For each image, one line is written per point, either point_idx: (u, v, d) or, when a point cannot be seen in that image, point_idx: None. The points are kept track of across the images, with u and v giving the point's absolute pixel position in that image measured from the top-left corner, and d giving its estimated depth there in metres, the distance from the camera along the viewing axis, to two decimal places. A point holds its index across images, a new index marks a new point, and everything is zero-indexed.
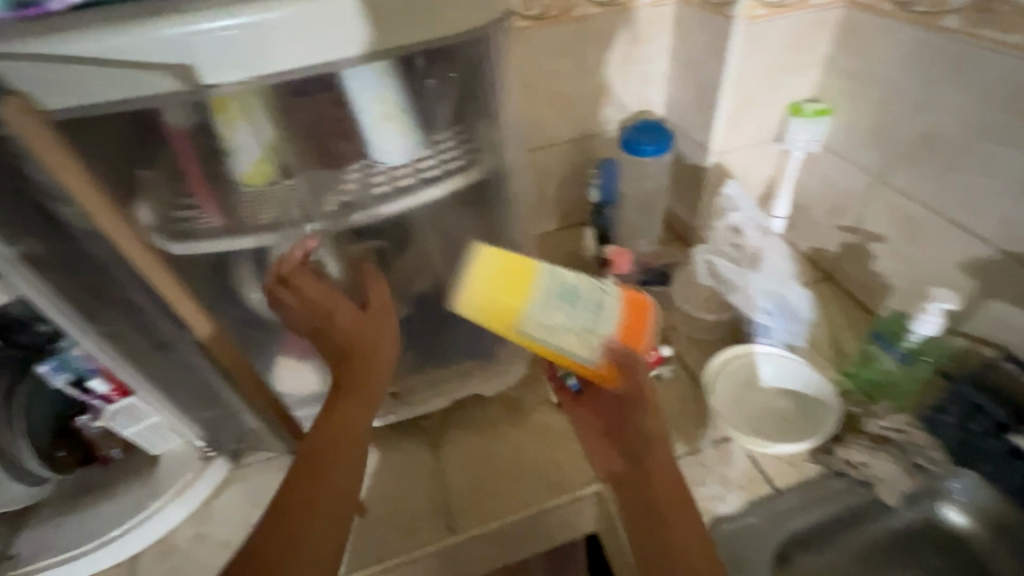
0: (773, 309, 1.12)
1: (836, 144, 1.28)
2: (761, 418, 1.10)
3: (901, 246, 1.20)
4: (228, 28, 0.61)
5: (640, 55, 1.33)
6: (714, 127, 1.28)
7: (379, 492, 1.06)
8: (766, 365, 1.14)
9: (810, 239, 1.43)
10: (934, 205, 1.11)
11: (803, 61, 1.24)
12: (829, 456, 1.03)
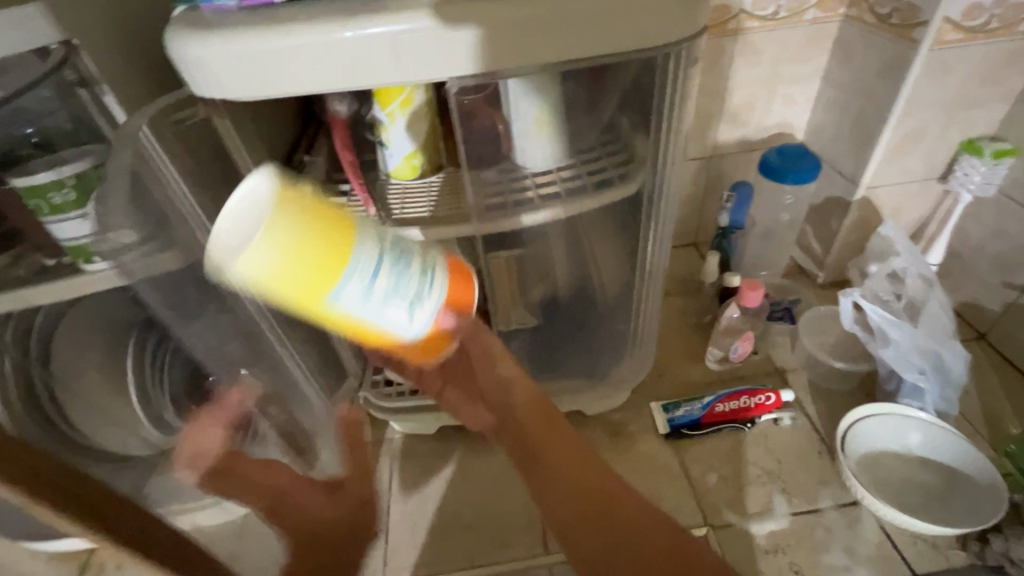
0: (927, 370, 1.01)
1: (1017, 191, 1.12)
2: (902, 490, 0.98)
3: None
4: (432, 26, 0.59)
5: (792, 74, 1.23)
6: (871, 159, 1.16)
7: (472, 495, 1.05)
8: (913, 432, 1.02)
9: (964, 290, 1.28)
10: None
11: (990, 94, 1.09)
12: (984, 547, 0.89)
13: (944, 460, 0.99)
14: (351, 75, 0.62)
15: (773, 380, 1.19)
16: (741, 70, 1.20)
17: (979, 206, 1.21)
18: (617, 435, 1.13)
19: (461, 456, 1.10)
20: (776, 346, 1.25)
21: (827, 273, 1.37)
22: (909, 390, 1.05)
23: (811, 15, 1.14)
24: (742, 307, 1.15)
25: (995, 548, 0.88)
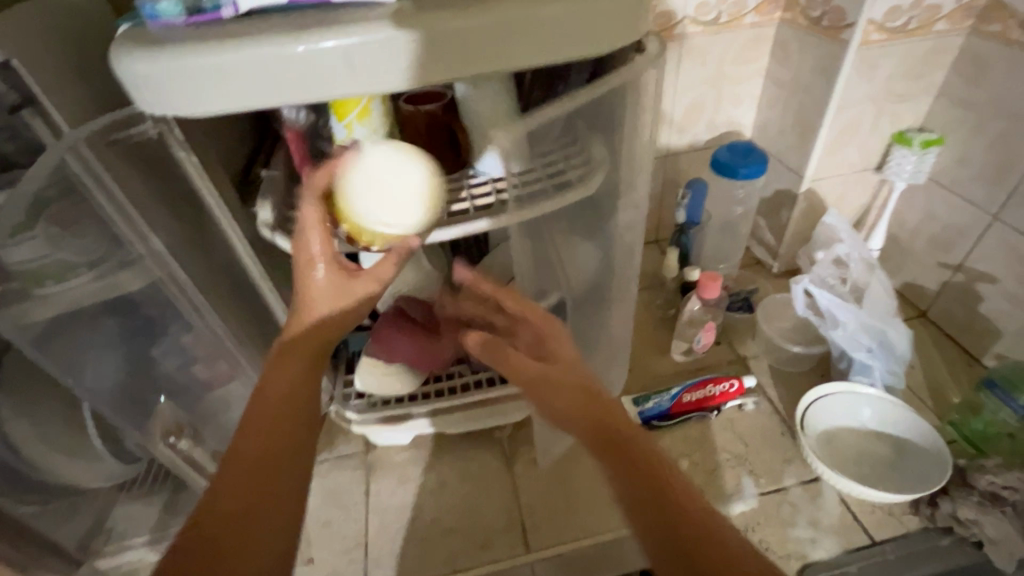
0: (875, 347, 1.08)
1: (945, 177, 1.21)
2: (858, 462, 1.04)
3: (1018, 291, 1.11)
4: (371, 39, 0.60)
5: (736, 75, 1.29)
6: (812, 152, 1.23)
7: (453, 500, 1.05)
8: (865, 407, 1.08)
9: (905, 273, 1.36)
10: None
11: (915, 88, 1.18)
12: (933, 509, 0.96)
13: (895, 431, 1.06)
14: (297, 90, 0.62)
15: (736, 367, 1.23)
16: (689, 73, 1.26)
17: (912, 192, 1.29)
18: None
19: (439, 463, 1.11)
20: (737, 335, 1.30)
21: (781, 262, 1.43)
22: (860, 367, 1.12)
23: (750, 19, 1.21)
24: (702, 299, 1.19)
25: (945, 509, 0.94)
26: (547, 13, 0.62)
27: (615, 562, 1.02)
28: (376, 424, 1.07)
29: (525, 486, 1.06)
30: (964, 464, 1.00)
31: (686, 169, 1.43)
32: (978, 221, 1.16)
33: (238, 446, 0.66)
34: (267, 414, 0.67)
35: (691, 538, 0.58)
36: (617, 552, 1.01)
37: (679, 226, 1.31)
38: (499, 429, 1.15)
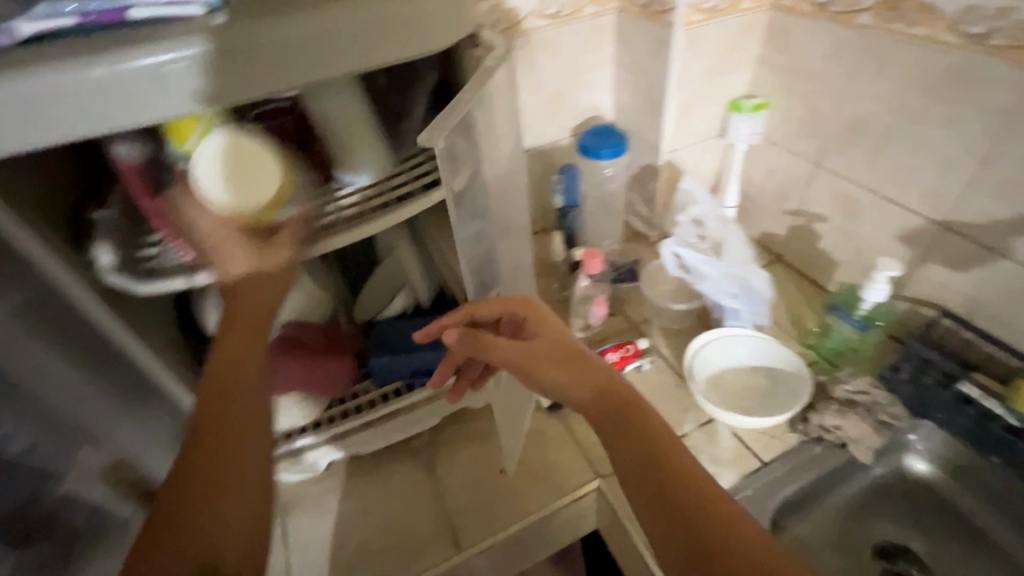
0: (740, 293, 1.19)
1: (774, 135, 1.38)
2: (742, 396, 1.15)
3: (844, 224, 1.29)
4: (175, 61, 0.57)
5: (587, 64, 1.38)
6: (664, 127, 1.35)
7: (379, 520, 1.02)
8: (739, 346, 1.21)
9: (759, 224, 1.53)
10: (868, 184, 1.20)
11: (737, 61, 1.33)
12: (806, 424, 1.09)
13: (771, 363, 1.19)
14: (96, 121, 0.57)
15: (632, 332, 1.32)
16: (544, 66, 1.32)
17: (752, 152, 1.46)
18: None
19: (360, 486, 1.08)
20: (629, 303, 1.39)
21: (657, 230, 1.55)
22: (731, 312, 1.24)
23: (589, 10, 1.29)
24: (590, 275, 1.26)
25: (818, 422, 1.08)
26: (366, 18, 0.63)
27: (547, 539, 1.05)
28: (291, 454, 1.01)
29: (450, 487, 1.07)
30: (825, 380, 1.17)
31: (559, 157, 1.50)
32: (805, 170, 1.33)
33: (186, 461, 0.73)
34: (210, 433, 0.75)
35: (673, 481, 0.69)
36: (548, 528, 1.04)
37: (560, 211, 1.38)
38: (416, 438, 1.14)
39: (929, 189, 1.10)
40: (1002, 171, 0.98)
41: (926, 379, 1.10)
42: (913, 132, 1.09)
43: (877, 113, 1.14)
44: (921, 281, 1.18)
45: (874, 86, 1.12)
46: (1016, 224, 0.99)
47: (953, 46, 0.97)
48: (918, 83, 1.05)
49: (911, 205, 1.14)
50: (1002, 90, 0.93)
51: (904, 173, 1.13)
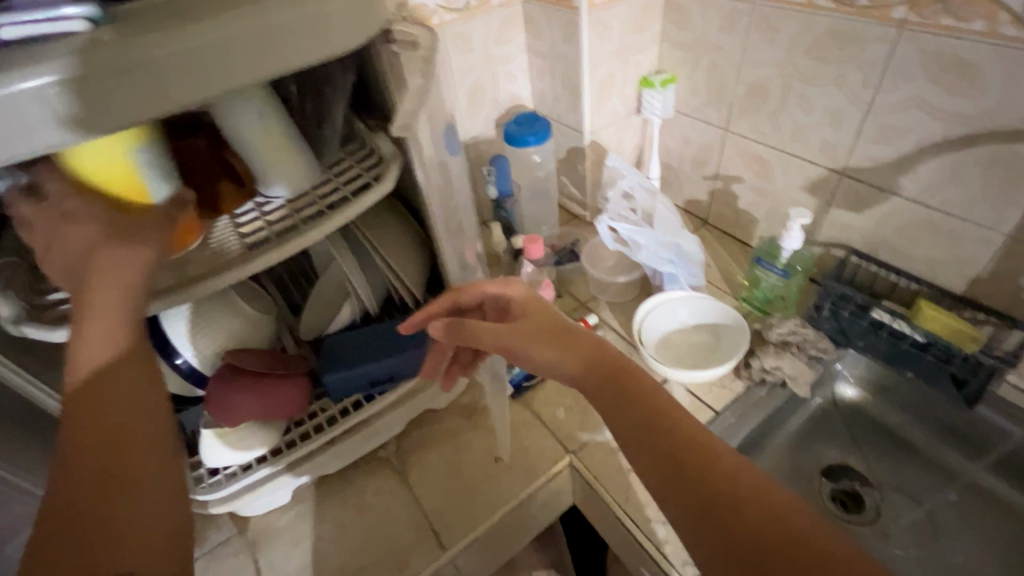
0: (674, 259, 1.07)
1: (685, 108, 1.21)
2: (681, 350, 1.07)
3: (757, 183, 1.16)
4: (46, 89, 0.40)
5: (471, 30, 1.09)
6: (581, 78, 1.11)
7: (344, 542, 0.93)
8: (681, 309, 1.10)
9: (681, 195, 1.35)
10: (835, 141, 0.99)
11: (643, 39, 1.15)
12: (750, 370, 1.02)
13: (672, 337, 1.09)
14: None
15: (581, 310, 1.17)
16: (458, 61, 1.11)
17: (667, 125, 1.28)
18: (473, 414, 1.07)
19: (324, 495, 0.99)
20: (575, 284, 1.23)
21: (590, 211, 1.35)
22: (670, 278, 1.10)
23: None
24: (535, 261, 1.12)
25: (766, 367, 1.00)
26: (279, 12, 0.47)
27: (528, 524, 1.01)
28: (246, 492, 0.84)
29: (422, 492, 0.98)
30: (757, 329, 1.10)
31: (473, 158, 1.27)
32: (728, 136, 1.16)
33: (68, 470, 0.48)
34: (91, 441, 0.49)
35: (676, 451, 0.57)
36: (527, 513, 0.99)
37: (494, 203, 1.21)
38: (382, 446, 1.04)
39: (876, 154, 0.95)
40: (1018, 145, 0.79)
41: (908, 343, 0.95)
42: (803, 92, 0.99)
43: (767, 47, 1.00)
44: (841, 227, 1.08)
45: (770, 53, 1.00)
46: (1015, 176, 0.81)
47: (829, 13, 0.89)
48: (827, 37, 0.91)
49: (834, 139, 0.99)
50: (873, 45, 0.86)
51: (878, 109, 0.91)
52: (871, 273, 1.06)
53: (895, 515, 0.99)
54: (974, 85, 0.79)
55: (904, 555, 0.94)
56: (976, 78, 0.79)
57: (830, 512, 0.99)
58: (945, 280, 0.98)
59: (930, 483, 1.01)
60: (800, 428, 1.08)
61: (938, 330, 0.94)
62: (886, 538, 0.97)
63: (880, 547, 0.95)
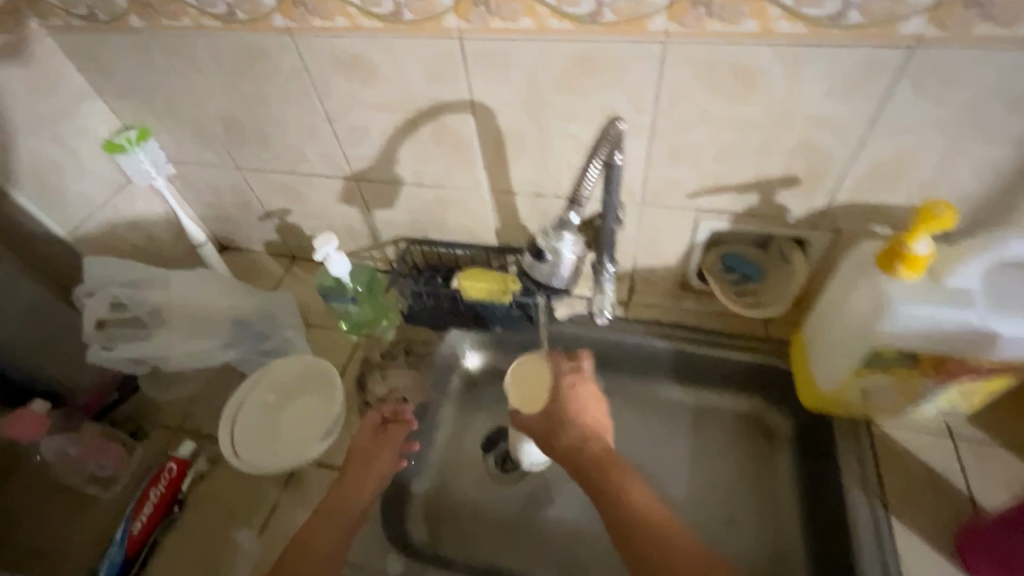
0: (237, 337, 0.76)
1: (196, 173, 0.83)
2: (293, 421, 0.71)
3: (302, 208, 0.84)
4: None
5: None
6: (29, 174, 0.70)
7: None
8: (250, 404, 0.72)
9: (235, 234, 0.94)
10: (372, 185, 0.75)
11: (67, 120, 0.73)
12: (368, 402, 0.74)
13: (288, 402, 0.72)
14: None
15: (174, 440, 0.73)
16: None
17: (182, 181, 0.86)
18: None
19: None
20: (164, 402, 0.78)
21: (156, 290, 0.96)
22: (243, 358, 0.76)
23: None
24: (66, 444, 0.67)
25: (375, 403, 0.74)
26: None
27: None
28: None
29: None
30: (362, 350, 0.81)
31: None
32: (227, 178, 0.83)
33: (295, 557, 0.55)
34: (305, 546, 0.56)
35: (609, 457, 0.55)
36: None
37: None
38: None
39: (427, 174, 0.71)
40: (447, 120, 0.63)
41: (494, 306, 0.75)
42: (271, 116, 0.70)
43: (168, 76, 0.70)
44: (385, 225, 0.82)
45: (276, 118, 0.71)
46: (504, 139, 0.64)
47: (221, 32, 0.62)
48: (323, 69, 0.62)
49: (326, 173, 0.76)
50: (284, 56, 0.62)
51: (378, 153, 0.70)
52: (426, 251, 0.83)
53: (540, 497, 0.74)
54: (413, 57, 0.58)
55: (573, 523, 0.72)
56: (410, 46, 0.57)
57: (467, 492, 0.75)
58: (479, 237, 0.79)
59: (652, 423, 0.78)
60: (448, 413, 0.80)
61: (486, 296, 0.73)
62: (542, 501, 0.74)
63: (523, 519, 0.73)
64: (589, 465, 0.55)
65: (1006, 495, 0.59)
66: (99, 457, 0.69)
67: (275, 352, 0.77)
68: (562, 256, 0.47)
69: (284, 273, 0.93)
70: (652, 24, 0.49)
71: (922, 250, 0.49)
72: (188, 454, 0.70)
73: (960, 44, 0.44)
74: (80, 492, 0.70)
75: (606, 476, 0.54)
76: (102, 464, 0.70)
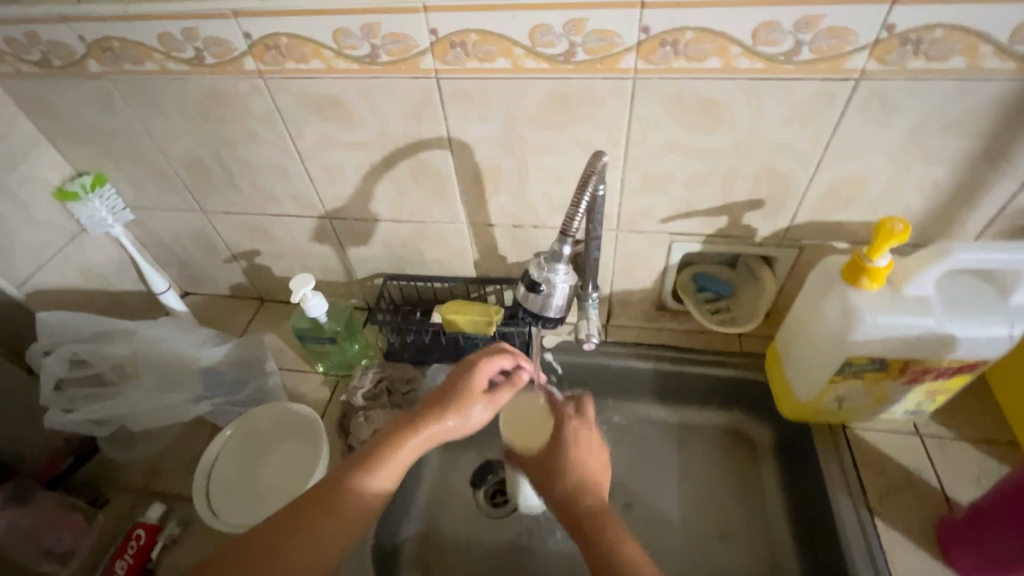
0: (210, 386, 0.73)
1: (157, 217, 0.80)
2: (272, 474, 0.67)
3: (272, 248, 0.82)
4: None
5: None
6: None
7: None
8: (225, 458, 0.68)
9: (198, 278, 0.90)
10: (347, 222, 0.75)
11: (15, 168, 0.69)
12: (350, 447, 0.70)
13: (268, 453, 0.69)
14: None
15: (141, 504, 0.69)
16: None
17: (141, 227, 0.83)
18: None
19: None
20: (128, 463, 0.73)
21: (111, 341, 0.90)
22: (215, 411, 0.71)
23: None
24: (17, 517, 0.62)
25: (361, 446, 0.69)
26: None
27: None
28: None
29: None
30: (341, 393, 0.78)
31: None
32: (190, 221, 0.80)
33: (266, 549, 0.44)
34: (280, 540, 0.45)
35: (604, 511, 0.51)
36: None
37: None
38: None
39: (404, 209, 0.71)
40: (424, 157, 0.64)
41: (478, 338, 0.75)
42: (239, 157, 0.69)
43: (128, 120, 0.67)
44: (360, 262, 0.80)
45: (245, 159, 0.69)
46: (482, 173, 0.65)
47: (187, 75, 0.60)
48: (296, 110, 0.62)
49: (298, 212, 0.75)
50: (254, 98, 0.61)
51: (353, 190, 0.70)
52: (404, 286, 0.82)
53: (534, 530, 0.73)
54: (390, 96, 0.58)
55: (570, 553, 0.70)
56: (387, 85, 0.57)
57: (458, 532, 0.73)
58: (457, 270, 0.79)
59: (639, 443, 0.79)
60: (433, 451, 0.78)
61: (467, 329, 0.73)
62: (535, 533, 0.72)
63: (518, 555, 0.71)
64: (583, 513, 0.51)
65: (974, 489, 0.63)
66: (54, 529, 0.64)
67: (249, 400, 0.74)
68: (556, 284, 0.49)
69: (253, 316, 0.90)
70: (623, 62, 0.52)
71: (882, 263, 0.53)
72: (157, 518, 0.65)
73: (900, 76, 0.49)
74: (33, 572, 0.64)
75: (600, 527, 0.49)
76: (58, 537, 0.64)
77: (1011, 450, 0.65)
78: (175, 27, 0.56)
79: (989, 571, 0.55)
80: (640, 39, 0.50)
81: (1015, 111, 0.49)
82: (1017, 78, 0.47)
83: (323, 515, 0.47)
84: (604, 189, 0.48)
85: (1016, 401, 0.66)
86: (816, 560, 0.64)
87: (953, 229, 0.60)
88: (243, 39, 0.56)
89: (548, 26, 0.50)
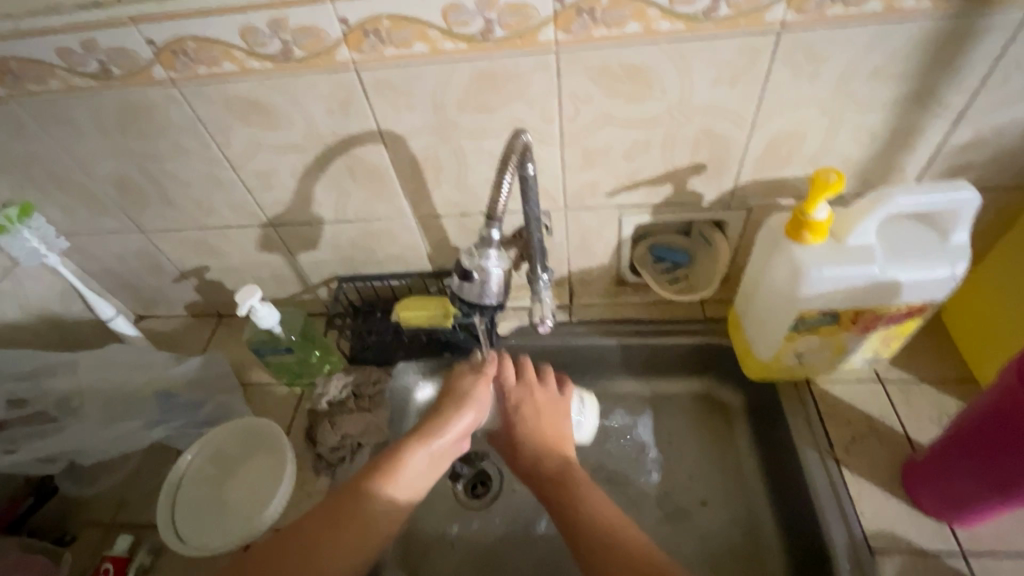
0: (166, 411, 0.70)
1: (94, 239, 0.77)
2: (242, 491, 0.66)
3: (221, 263, 0.79)
4: None
5: None
6: None
7: None
8: (194, 479, 0.67)
9: (150, 300, 0.87)
10: (290, 227, 0.72)
11: None
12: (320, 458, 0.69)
13: (236, 468, 0.68)
14: None
15: (105, 538, 0.67)
16: None
17: (81, 254, 0.80)
18: None
19: None
20: (93, 496, 0.71)
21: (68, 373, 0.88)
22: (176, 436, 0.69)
23: None
24: None
25: (328, 454, 0.69)
26: None
27: None
28: None
29: None
30: (307, 402, 0.76)
31: None
32: (130, 243, 0.77)
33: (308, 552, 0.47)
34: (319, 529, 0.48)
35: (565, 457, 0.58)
36: None
37: None
38: None
39: (347, 208, 0.69)
40: (358, 153, 0.62)
41: (439, 330, 0.74)
42: (169, 171, 0.66)
43: (44, 145, 0.64)
44: (311, 266, 0.78)
45: (173, 172, 0.66)
46: (421, 163, 0.63)
47: (96, 91, 0.57)
48: (216, 117, 0.59)
49: (240, 223, 0.72)
50: (171, 109, 0.59)
51: (289, 194, 0.68)
52: (360, 287, 0.81)
53: (516, 517, 0.72)
54: (312, 93, 0.56)
55: (552, 536, 0.70)
56: (307, 82, 0.55)
57: (439, 527, 0.72)
58: (412, 265, 0.77)
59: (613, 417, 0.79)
60: None
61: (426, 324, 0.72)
62: (515, 519, 0.72)
63: (500, 543, 0.71)
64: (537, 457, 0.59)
65: (936, 429, 0.64)
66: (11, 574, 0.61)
67: (211, 420, 0.72)
68: (490, 271, 0.48)
69: (212, 333, 0.88)
70: (542, 35, 0.50)
71: (822, 216, 0.53)
72: (125, 549, 0.64)
73: (822, 25, 0.48)
74: None
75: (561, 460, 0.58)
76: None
77: (968, 386, 0.67)
78: (74, 40, 0.53)
79: (957, 510, 0.56)
80: (556, 9, 0.48)
81: (938, 50, 0.49)
82: (936, 16, 0.47)
83: (350, 524, 0.49)
84: (533, 168, 0.48)
85: (971, 339, 0.67)
86: (791, 515, 0.64)
87: (893, 175, 0.60)
88: (146, 45, 0.53)
89: (461, 5, 0.48)
